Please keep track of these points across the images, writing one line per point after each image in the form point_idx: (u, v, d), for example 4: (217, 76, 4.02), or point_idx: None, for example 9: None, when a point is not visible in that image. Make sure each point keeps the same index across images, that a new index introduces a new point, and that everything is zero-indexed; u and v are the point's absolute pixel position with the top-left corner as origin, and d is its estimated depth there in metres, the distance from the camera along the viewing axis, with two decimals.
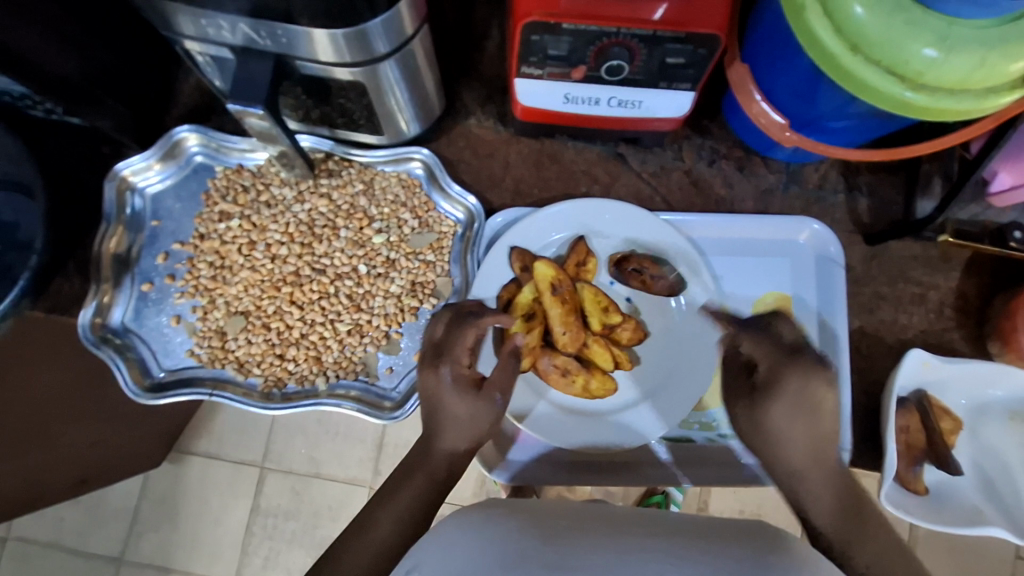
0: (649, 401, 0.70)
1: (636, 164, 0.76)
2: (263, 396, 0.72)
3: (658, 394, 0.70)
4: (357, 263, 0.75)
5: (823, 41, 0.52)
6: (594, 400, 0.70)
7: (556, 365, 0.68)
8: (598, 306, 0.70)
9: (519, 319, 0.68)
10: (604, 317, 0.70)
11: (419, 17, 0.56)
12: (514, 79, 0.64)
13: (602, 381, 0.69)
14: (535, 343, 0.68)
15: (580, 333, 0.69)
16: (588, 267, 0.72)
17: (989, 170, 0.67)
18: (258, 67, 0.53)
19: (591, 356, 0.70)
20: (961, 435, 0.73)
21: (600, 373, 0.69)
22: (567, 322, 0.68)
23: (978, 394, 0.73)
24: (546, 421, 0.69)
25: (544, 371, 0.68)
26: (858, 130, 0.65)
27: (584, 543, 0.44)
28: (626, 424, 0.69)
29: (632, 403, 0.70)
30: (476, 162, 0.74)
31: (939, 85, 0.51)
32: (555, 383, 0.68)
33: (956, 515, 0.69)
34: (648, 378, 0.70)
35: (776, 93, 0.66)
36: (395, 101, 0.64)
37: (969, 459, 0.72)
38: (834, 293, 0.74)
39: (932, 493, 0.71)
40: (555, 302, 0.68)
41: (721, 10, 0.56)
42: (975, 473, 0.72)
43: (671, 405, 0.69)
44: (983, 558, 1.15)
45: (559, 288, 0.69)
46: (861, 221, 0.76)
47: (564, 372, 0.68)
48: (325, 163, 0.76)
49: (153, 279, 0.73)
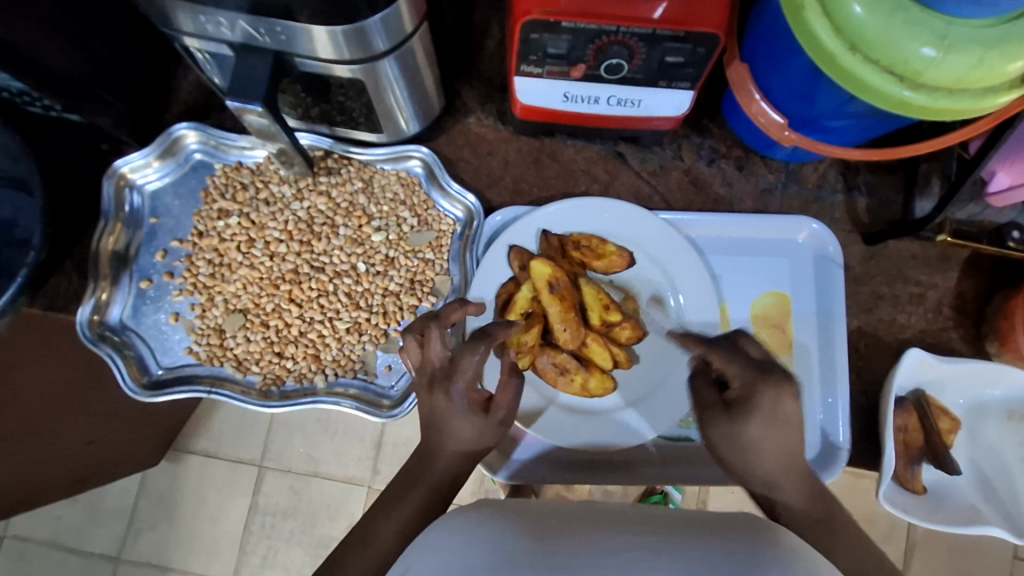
0: (649, 399, 0.70)
1: (636, 163, 0.76)
2: (261, 393, 0.72)
3: (657, 391, 0.70)
4: (356, 261, 0.75)
5: (822, 39, 0.52)
6: (593, 398, 0.70)
7: (555, 363, 0.68)
8: (599, 303, 0.70)
9: (517, 318, 0.68)
10: (603, 315, 0.69)
11: (418, 15, 0.56)
12: (514, 77, 0.64)
13: (600, 379, 0.69)
14: (533, 342, 0.68)
15: (579, 331, 0.68)
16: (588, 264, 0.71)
17: (987, 169, 0.67)
18: (257, 63, 0.53)
19: (590, 354, 0.70)
20: (959, 434, 0.73)
21: (599, 372, 0.69)
22: (565, 320, 0.67)
23: (976, 393, 0.73)
24: (545, 419, 0.69)
25: (542, 369, 0.69)
26: (857, 129, 0.65)
27: (580, 538, 0.44)
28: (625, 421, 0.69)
29: (632, 401, 0.70)
30: (475, 161, 0.74)
31: (939, 85, 0.51)
32: (553, 381, 0.69)
33: (953, 514, 0.69)
34: (647, 376, 0.71)
35: (775, 92, 0.66)
36: (394, 99, 0.64)
37: (967, 459, 0.73)
38: (832, 292, 0.74)
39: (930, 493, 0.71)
40: (552, 301, 0.67)
41: (720, 10, 0.56)
42: (973, 472, 0.72)
43: (671, 403, 0.69)
44: (982, 558, 1.15)
45: (557, 286, 0.68)
46: (860, 220, 0.76)
47: (562, 370, 0.68)
48: (324, 161, 0.76)
49: (152, 276, 0.73)
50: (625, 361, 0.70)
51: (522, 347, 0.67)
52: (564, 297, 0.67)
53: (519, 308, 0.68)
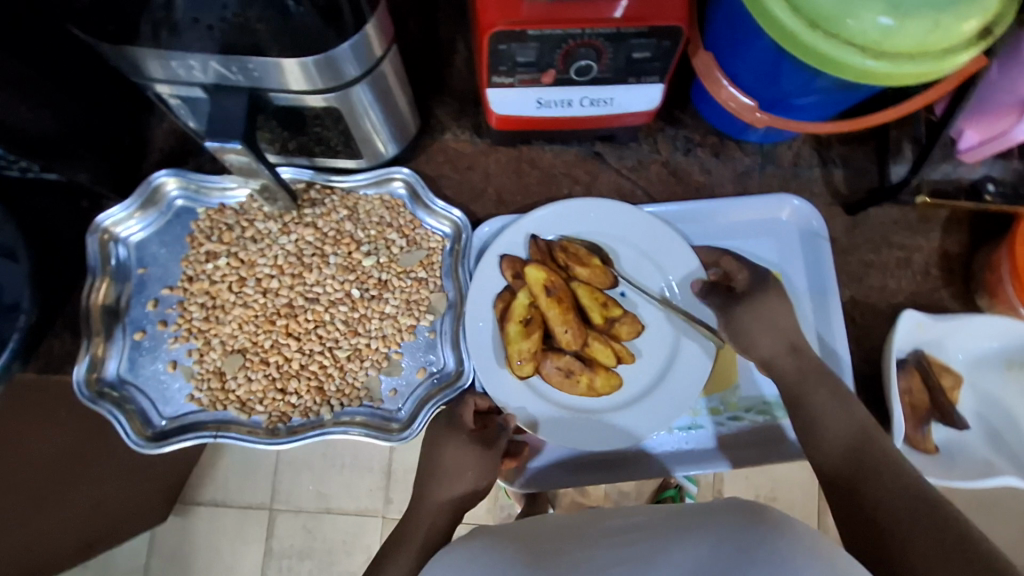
0: (658, 390, 0.70)
1: (614, 161, 0.77)
2: (269, 431, 0.71)
3: (666, 379, 0.70)
4: (349, 288, 0.75)
5: (782, 21, 0.54)
6: (600, 398, 0.70)
7: (558, 366, 0.68)
8: (596, 301, 0.71)
9: (516, 324, 0.68)
10: (603, 312, 0.71)
11: (386, 39, 0.56)
12: (486, 90, 0.65)
13: (606, 378, 0.69)
14: (534, 347, 0.68)
15: (581, 330, 0.69)
16: (580, 265, 0.72)
17: (955, 128, 0.68)
18: (232, 102, 0.54)
19: (594, 354, 0.70)
20: (964, 389, 0.74)
21: (603, 371, 0.69)
22: (565, 320, 0.68)
23: (973, 348, 0.74)
24: (557, 423, 0.68)
25: (546, 373, 0.69)
26: (826, 104, 0.67)
27: (603, 554, 0.45)
28: (637, 416, 0.69)
29: (641, 395, 0.70)
30: (456, 175, 0.75)
31: (899, 51, 0.52)
32: (559, 384, 0.69)
33: (968, 470, 0.70)
34: (653, 366, 0.71)
35: (742, 77, 0.67)
36: (371, 123, 0.64)
37: (974, 413, 0.74)
38: (821, 264, 0.75)
39: (942, 451, 0.72)
40: (551, 304, 0.68)
41: (680, 4, 0.58)
42: (981, 425, 0.73)
43: (681, 391, 0.69)
44: (1001, 515, 1.16)
45: (554, 288, 0.69)
46: (839, 191, 0.78)
47: (567, 372, 0.68)
48: (307, 193, 0.75)
49: (145, 327, 0.72)
50: (627, 355, 0.70)
51: (524, 353, 0.68)
52: (563, 299, 0.68)
53: (516, 315, 0.68)
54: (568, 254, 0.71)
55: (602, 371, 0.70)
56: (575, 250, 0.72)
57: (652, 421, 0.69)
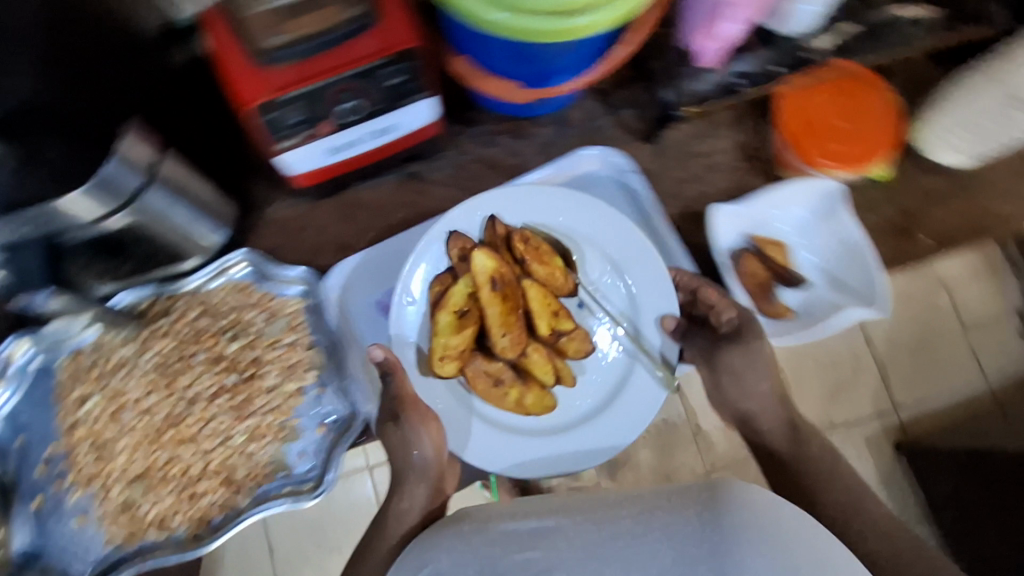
0: (599, 417, 0.80)
1: (430, 173, 0.83)
2: (193, 540, 0.76)
3: (609, 412, 0.80)
4: (223, 378, 0.78)
5: (493, 19, 0.61)
6: (530, 415, 0.78)
7: (488, 372, 0.76)
8: (546, 304, 0.77)
9: (448, 315, 0.75)
10: (553, 321, 0.78)
11: (154, 143, 0.60)
12: (278, 158, 0.69)
13: (539, 396, 0.78)
14: (463, 348, 0.75)
15: (520, 337, 0.75)
16: (543, 253, 0.78)
17: (699, 46, 0.73)
18: (25, 257, 0.56)
19: (529, 364, 0.77)
20: (799, 254, 0.83)
21: (536, 389, 0.77)
22: (508, 329, 0.74)
23: (789, 213, 0.83)
24: (484, 443, 0.77)
25: (473, 374, 0.76)
26: (576, 66, 0.75)
27: (565, 532, 0.51)
28: (578, 436, 0.79)
29: (580, 412, 0.80)
30: (291, 241, 0.80)
31: (552, 9, 0.60)
32: (486, 392, 0.76)
33: (812, 318, 0.81)
34: (598, 391, 0.81)
35: (497, 66, 0.74)
36: (179, 220, 0.68)
37: (811, 269, 0.84)
38: (637, 195, 0.85)
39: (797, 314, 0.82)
40: (491, 297, 0.73)
41: (403, 26, 0.64)
42: (820, 278, 0.83)
43: (623, 421, 0.79)
44: (942, 352, 1.32)
45: (498, 282, 0.74)
46: (633, 128, 0.86)
47: (495, 380, 0.76)
48: (153, 305, 0.77)
49: (38, 494, 0.74)
50: (566, 379, 0.79)
51: (450, 354, 0.74)
52: (505, 299, 0.74)
53: (450, 306, 0.75)
54: (527, 246, 0.78)
55: (535, 390, 0.78)
56: (535, 243, 0.79)
57: (599, 449, 0.79)
